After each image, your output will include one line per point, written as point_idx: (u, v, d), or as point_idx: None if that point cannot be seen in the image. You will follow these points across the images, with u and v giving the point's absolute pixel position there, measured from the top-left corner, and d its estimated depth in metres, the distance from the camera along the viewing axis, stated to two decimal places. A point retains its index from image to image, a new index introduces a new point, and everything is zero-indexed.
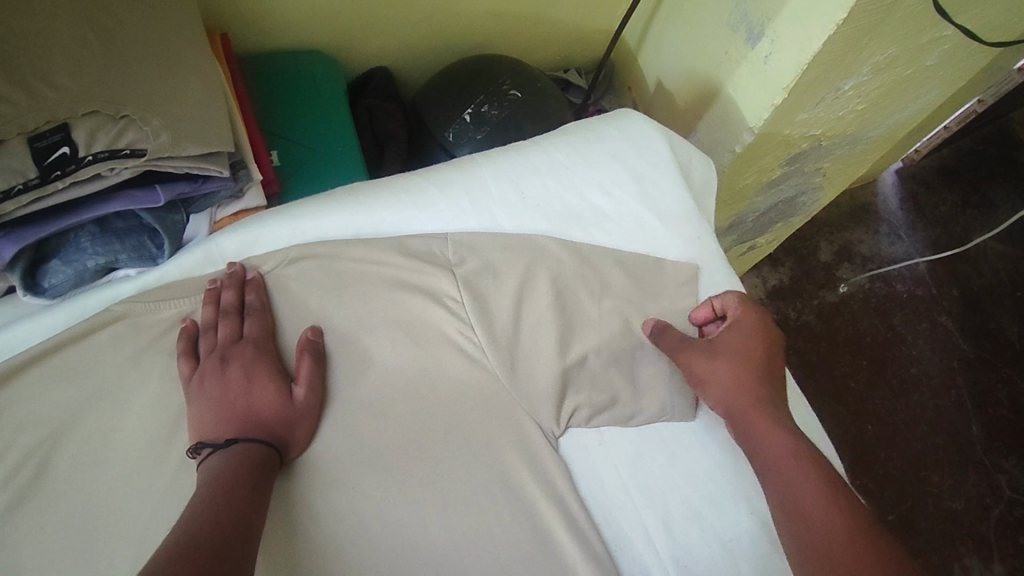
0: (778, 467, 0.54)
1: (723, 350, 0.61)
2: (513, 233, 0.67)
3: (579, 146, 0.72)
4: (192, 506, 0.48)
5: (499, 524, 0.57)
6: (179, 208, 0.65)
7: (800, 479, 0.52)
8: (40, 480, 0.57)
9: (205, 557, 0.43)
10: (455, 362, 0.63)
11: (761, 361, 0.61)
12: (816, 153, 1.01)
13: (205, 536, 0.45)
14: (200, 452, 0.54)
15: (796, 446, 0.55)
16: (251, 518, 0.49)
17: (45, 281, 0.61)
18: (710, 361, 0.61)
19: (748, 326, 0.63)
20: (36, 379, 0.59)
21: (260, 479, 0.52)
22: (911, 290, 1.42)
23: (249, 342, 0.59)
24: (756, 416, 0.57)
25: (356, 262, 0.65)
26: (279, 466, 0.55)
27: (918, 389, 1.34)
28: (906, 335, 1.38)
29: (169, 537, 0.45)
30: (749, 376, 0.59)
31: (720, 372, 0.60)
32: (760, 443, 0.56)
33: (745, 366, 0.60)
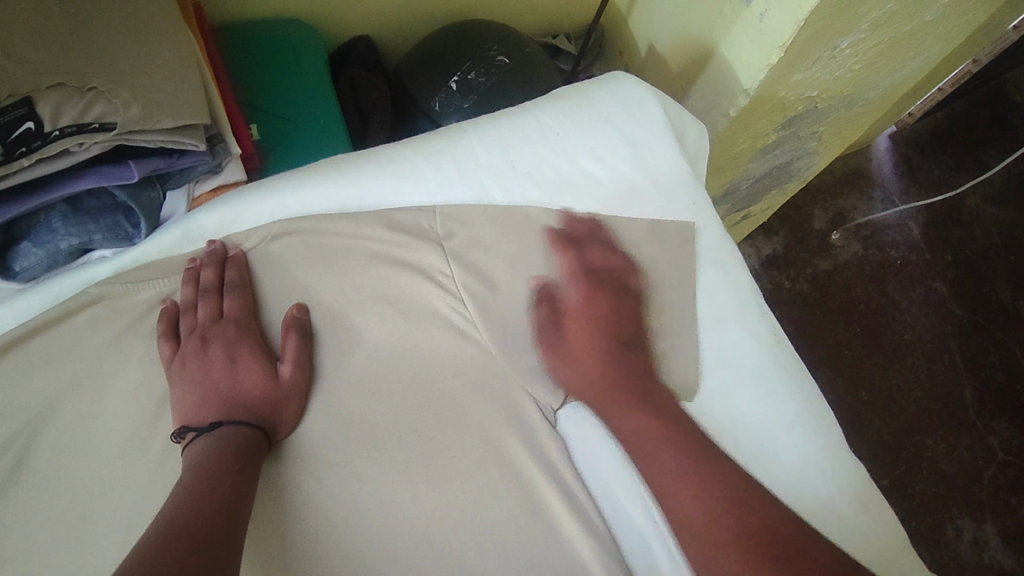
0: (642, 447, 0.55)
1: (576, 322, 0.61)
2: (504, 205, 0.65)
3: (569, 111, 0.69)
4: (177, 493, 0.47)
5: (494, 498, 0.56)
6: (154, 184, 0.62)
7: (672, 463, 0.53)
8: (21, 468, 0.55)
9: (187, 546, 0.43)
10: (446, 337, 0.61)
11: (607, 333, 0.60)
12: (812, 115, 0.99)
13: (188, 526, 0.44)
14: (184, 436, 0.53)
15: (657, 428, 0.55)
16: (234, 504, 0.47)
17: (17, 264, 0.58)
18: (549, 354, 0.61)
19: (587, 300, 0.62)
20: (10, 366, 0.57)
21: (246, 461, 0.51)
22: (904, 256, 1.41)
23: (230, 322, 0.58)
24: (612, 399, 0.58)
25: (341, 238, 0.63)
26: (267, 447, 0.54)
27: (911, 354, 1.34)
28: (900, 301, 1.38)
29: (151, 528, 0.44)
30: (608, 347, 0.60)
31: (565, 370, 0.60)
32: (621, 425, 0.57)
33: (601, 332, 0.60)
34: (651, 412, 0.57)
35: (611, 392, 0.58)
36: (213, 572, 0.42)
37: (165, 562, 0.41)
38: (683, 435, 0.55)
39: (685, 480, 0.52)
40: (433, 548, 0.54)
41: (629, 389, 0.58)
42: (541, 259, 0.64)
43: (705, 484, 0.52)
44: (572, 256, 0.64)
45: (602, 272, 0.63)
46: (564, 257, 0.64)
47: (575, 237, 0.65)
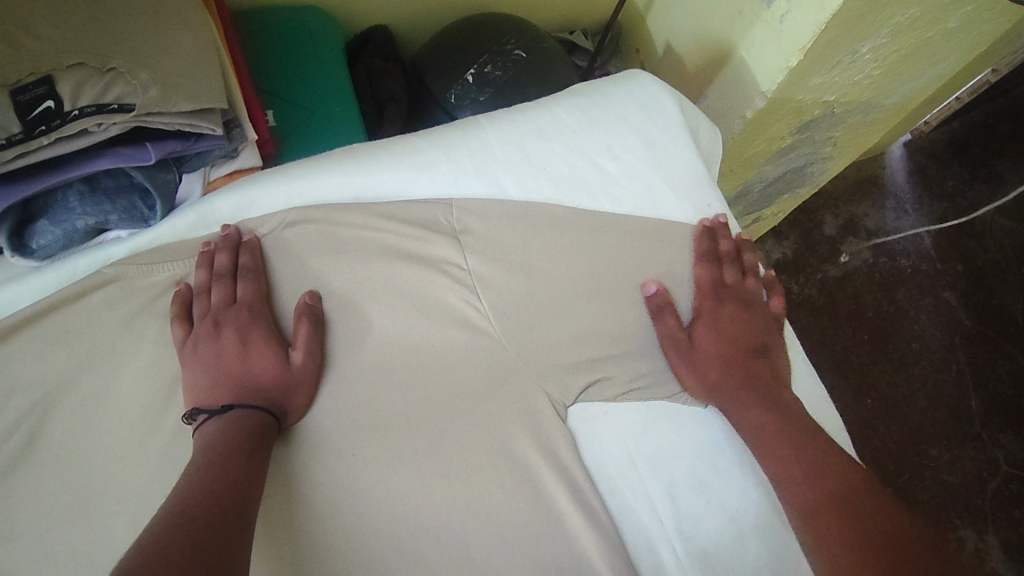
0: (767, 443, 0.56)
1: (705, 324, 0.63)
2: (519, 201, 0.65)
3: (587, 107, 0.69)
4: (188, 475, 0.48)
5: (502, 491, 0.56)
6: (171, 167, 0.62)
7: (791, 454, 0.55)
8: (34, 444, 0.55)
9: (200, 527, 0.43)
10: (457, 331, 0.61)
11: (739, 340, 0.62)
12: (828, 120, 0.99)
13: (200, 508, 0.44)
14: (195, 418, 0.53)
15: (783, 424, 0.57)
16: (245, 489, 0.48)
17: (34, 241, 0.58)
18: (681, 356, 0.61)
19: (721, 309, 0.64)
20: (25, 342, 0.58)
21: (256, 446, 0.51)
22: (915, 265, 1.40)
23: (244, 306, 0.58)
24: (747, 395, 0.59)
25: (354, 228, 0.63)
26: (276, 432, 0.55)
27: (919, 363, 1.33)
28: (909, 309, 1.37)
29: (162, 508, 0.44)
30: (736, 351, 0.62)
31: (698, 372, 0.61)
32: (751, 421, 0.58)
33: (731, 336, 0.62)
34: (782, 410, 0.58)
35: (745, 391, 0.59)
36: (223, 555, 0.42)
37: (180, 542, 0.41)
38: (806, 429, 0.57)
39: (802, 465, 0.54)
40: (440, 538, 0.54)
41: (756, 388, 0.59)
42: (683, 258, 0.66)
43: (833, 482, 0.53)
44: (711, 259, 0.65)
45: (736, 280, 0.66)
46: (705, 259, 0.65)
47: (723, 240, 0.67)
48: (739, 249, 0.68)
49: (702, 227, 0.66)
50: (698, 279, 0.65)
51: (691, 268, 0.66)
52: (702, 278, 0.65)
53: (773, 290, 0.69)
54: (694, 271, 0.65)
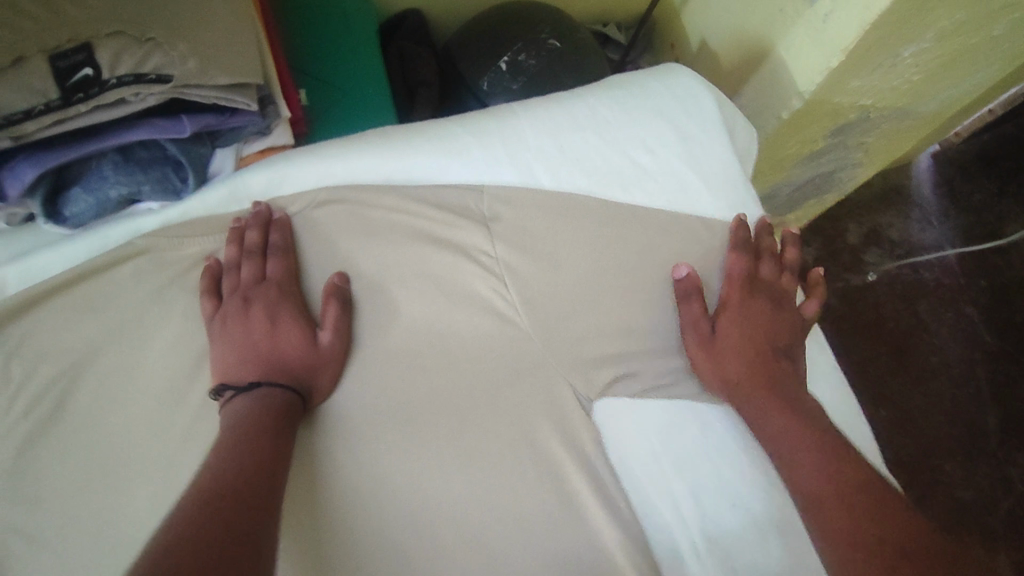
0: (783, 437, 0.55)
1: (732, 314, 0.61)
2: (552, 190, 0.64)
3: (624, 100, 0.68)
4: (216, 453, 0.48)
5: (524, 482, 0.56)
6: (205, 141, 0.61)
7: (820, 469, 0.52)
8: (60, 411, 0.55)
9: (235, 505, 0.43)
10: (484, 319, 0.61)
11: (765, 334, 0.60)
12: (863, 124, 0.97)
13: (231, 484, 0.45)
14: (222, 395, 0.53)
15: (802, 420, 0.55)
16: (273, 470, 0.48)
17: (67, 209, 0.58)
18: (702, 344, 0.60)
19: (750, 300, 0.62)
20: (55, 309, 0.58)
21: (285, 425, 0.52)
22: (938, 278, 1.38)
23: (273, 284, 0.58)
24: (767, 391, 0.57)
25: (384, 210, 0.63)
26: (301, 413, 0.55)
27: (937, 377, 1.31)
28: (929, 323, 1.35)
29: (194, 486, 0.45)
30: (762, 345, 0.59)
31: (718, 362, 0.59)
32: (767, 415, 0.56)
33: (757, 329, 0.60)
34: (802, 407, 0.56)
35: (766, 385, 0.57)
36: (257, 532, 0.42)
37: (215, 519, 0.41)
38: (836, 443, 0.54)
39: (817, 459, 0.53)
40: (460, 526, 0.54)
41: (781, 390, 0.57)
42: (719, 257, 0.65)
43: (848, 480, 0.51)
44: (744, 249, 0.64)
45: (769, 274, 0.64)
46: (738, 249, 0.64)
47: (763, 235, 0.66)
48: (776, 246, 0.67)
49: (738, 219, 0.65)
50: (730, 266, 0.63)
51: (722, 258, 0.64)
52: (735, 267, 0.63)
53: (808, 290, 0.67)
54: (726, 260, 0.64)
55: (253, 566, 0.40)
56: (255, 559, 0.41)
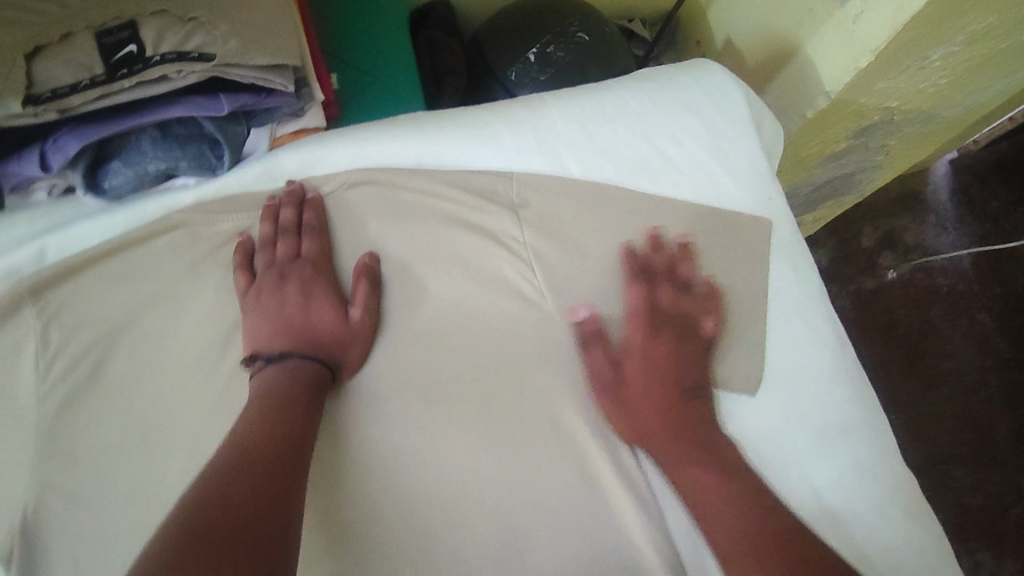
0: (694, 489, 0.53)
1: (636, 359, 0.59)
2: (581, 179, 0.65)
3: (654, 93, 0.69)
4: (247, 420, 0.49)
5: (546, 463, 0.57)
6: (240, 120, 0.62)
7: (733, 520, 0.50)
8: (95, 378, 0.57)
9: (264, 471, 0.45)
10: (510, 302, 0.62)
11: (670, 377, 0.58)
12: (886, 127, 0.97)
13: (260, 448, 0.46)
14: (254, 362, 0.55)
15: (712, 465, 0.53)
16: (304, 434, 0.49)
17: (106, 181, 0.59)
18: (605, 396, 0.58)
19: (649, 339, 0.59)
20: (93, 278, 0.59)
21: (310, 395, 0.52)
22: (952, 284, 1.38)
23: (308, 262, 0.59)
24: (673, 441, 0.55)
25: (416, 193, 0.64)
26: (329, 382, 0.56)
27: (948, 384, 1.31)
28: (942, 329, 1.35)
29: (224, 451, 0.46)
30: (665, 390, 0.57)
31: (623, 415, 0.57)
32: (676, 468, 0.54)
33: (660, 371, 0.58)
34: (709, 455, 0.54)
35: (670, 435, 0.56)
36: (286, 497, 0.44)
37: (245, 484, 0.43)
38: (742, 484, 0.52)
39: (729, 508, 0.51)
40: (483, 503, 0.55)
41: (691, 434, 0.56)
42: (742, 251, 0.65)
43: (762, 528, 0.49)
44: (642, 282, 0.61)
45: (673, 303, 0.61)
46: (636, 281, 0.61)
47: (654, 255, 0.63)
48: (676, 259, 0.63)
49: (629, 251, 0.63)
50: (627, 304, 0.61)
51: (622, 293, 0.62)
52: (632, 304, 0.61)
53: (714, 308, 0.62)
54: (625, 296, 0.62)
55: (282, 529, 0.42)
56: (286, 522, 0.43)
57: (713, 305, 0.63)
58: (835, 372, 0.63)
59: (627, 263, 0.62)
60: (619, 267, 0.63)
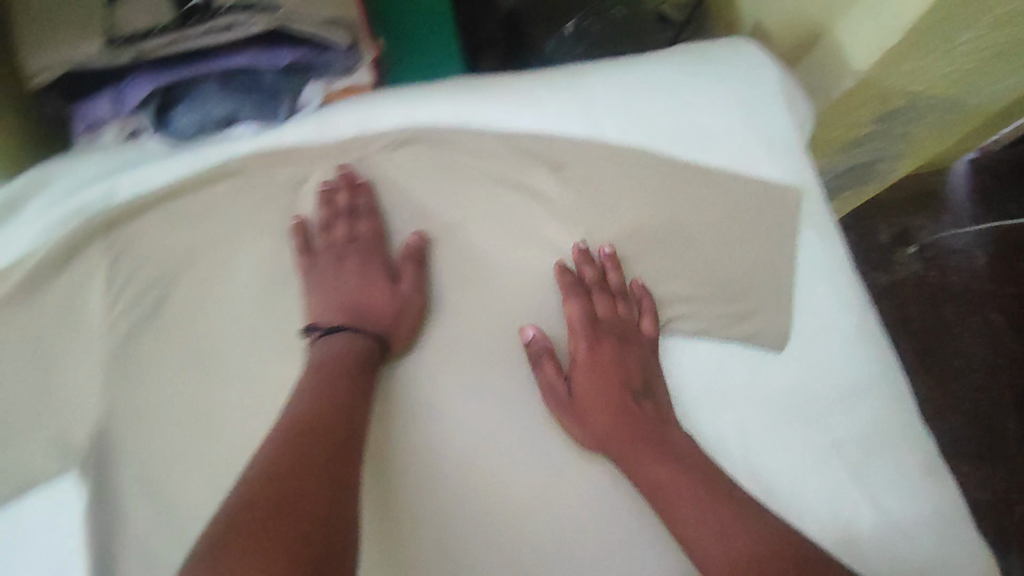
0: (669, 497, 0.55)
1: (582, 372, 0.62)
2: (619, 142, 0.68)
3: (691, 66, 0.73)
4: (298, 401, 0.54)
5: (579, 404, 0.61)
6: (298, 74, 0.68)
7: (694, 515, 0.53)
8: (159, 310, 0.62)
9: (318, 446, 0.49)
10: (549, 257, 0.66)
11: (614, 383, 0.61)
12: (910, 113, 0.99)
13: (314, 419, 0.51)
14: (312, 333, 0.60)
15: (688, 476, 0.55)
16: (352, 409, 0.53)
17: (173, 122, 0.65)
18: (563, 412, 0.60)
19: (591, 348, 0.63)
20: (159, 219, 0.63)
21: (360, 371, 0.57)
22: (965, 282, 1.39)
23: (364, 245, 0.64)
24: (629, 446, 0.58)
25: (462, 152, 0.67)
26: (377, 356, 0.60)
27: (957, 380, 1.33)
28: (953, 327, 1.37)
29: (276, 432, 0.51)
30: (614, 396, 0.61)
31: (583, 427, 0.60)
32: (643, 476, 0.57)
33: (604, 378, 0.62)
34: (673, 457, 0.57)
35: (626, 440, 0.59)
36: (332, 467, 0.48)
37: (293, 462, 0.47)
38: (720, 495, 0.54)
39: (711, 520, 0.53)
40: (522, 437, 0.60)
41: (645, 438, 0.58)
42: (772, 216, 0.68)
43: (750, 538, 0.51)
44: (579, 295, 0.63)
45: (609, 313, 0.64)
46: (572, 295, 0.63)
47: (585, 268, 0.64)
48: (606, 270, 0.65)
49: (561, 265, 0.64)
50: (569, 317, 0.63)
51: (563, 307, 0.64)
52: (574, 316, 0.63)
53: (646, 308, 0.65)
54: (565, 310, 0.64)
55: (328, 501, 0.46)
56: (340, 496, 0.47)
57: (644, 306, 0.65)
58: (858, 334, 0.65)
59: (563, 274, 0.64)
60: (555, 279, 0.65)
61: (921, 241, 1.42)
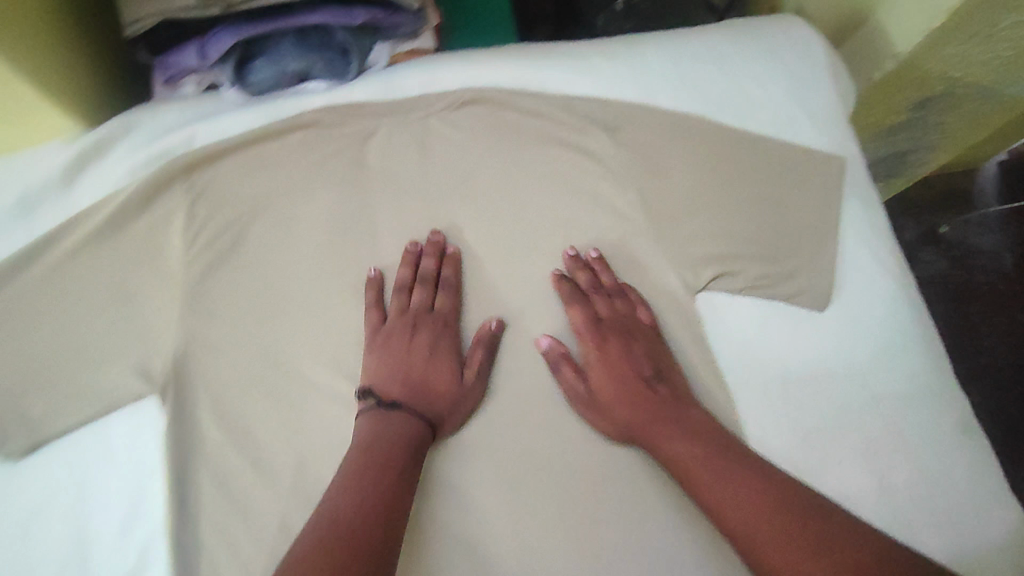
0: (707, 480, 0.54)
1: (595, 371, 0.62)
2: (671, 108, 0.71)
3: (742, 38, 0.76)
4: (350, 470, 0.53)
5: (628, 353, 0.63)
6: (368, 35, 0.71)
7: (736, 492, 0.53)
8: (234, 250, 0.66)
9: (345, 543, 0.47)
10: (601, 214, 0.69)
11: (626, 371, 0.62)
12: (946, 101, 0.97)
13: (347, 518, 0.48)
14: (366, 398, 0.59)
15: (724, 458, 0.55)
16: (398, 503, 0.51)
17: (250, 77, 0.68)
18: (588, 406, 0.61)
19: (599, 344, 0.63)
20: (236, 165, 0.67)
21: (414, 454, 0.56)
22: (993, 282, 1.30)
23: (439, 318, 0.64)
24: (653, 427, 0.59)
25: (521, 113, 0.71)
26: (431, 439, 0.59)
27: (985, 382, 1.23)
28: (981, 327, 1.27)
29: (322, 508, 0.50)
30: (629, 385, 0.61)
31: (608, 420, 0.61)
32: (676, 461, 0.57)
33: (618, 373, 0.62)
34: (698, 436, 0.57)
35: (650, 422, 0.59)
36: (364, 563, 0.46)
37: (324, 549, 0.46)
38: (761, 476, 0.53)
39: (755, 499, 0.52)
40: None
41: (668, 418, 0.59)
42: (817, 182, 0.70)
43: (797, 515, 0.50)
44: (577, 301, 0.65)
45: (611, 310, 0.65)
46: (573, 301, 0.65)
47: (578, 275, 0.66)
48: (595, 273, 0.66)
49: (556, 275, 0.66)
50: (574, 323, 0.64)
51: (566, 315, 0.66)
52: (576, 322, 0.64)
53: (637, 299, 0.66)
54: (569, 316, 0.65)
55: None
56: None
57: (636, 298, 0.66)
58: (897, 297, 0.68)
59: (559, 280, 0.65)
60: (553, 286, 0.66)
61: (946, 237, 1.32)
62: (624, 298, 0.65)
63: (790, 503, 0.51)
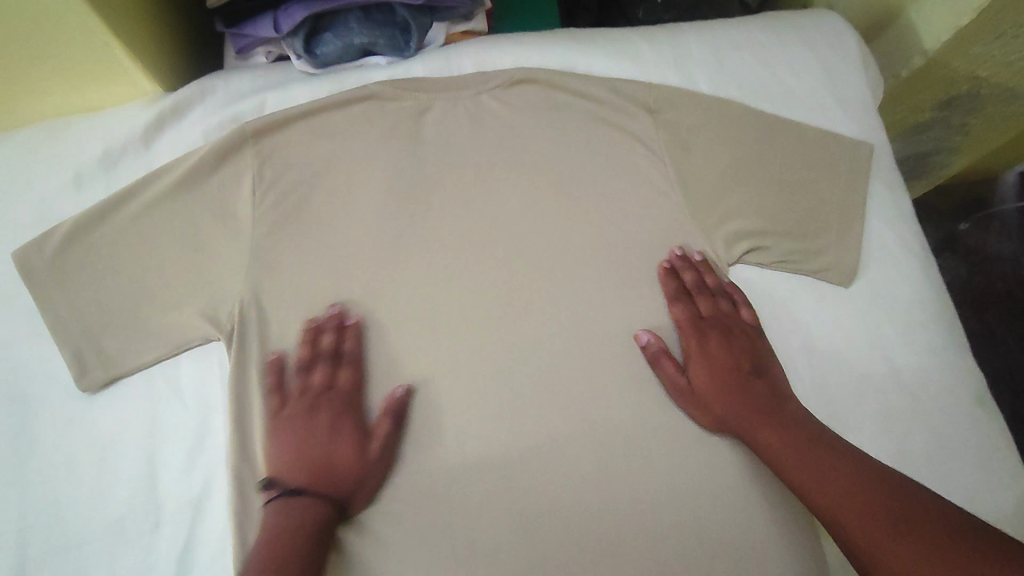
0: (802, 467, 0.58)
1: (697, 363, 0.66)
2: (710, 93, 0.75)
3: (778, 30, 0.80)
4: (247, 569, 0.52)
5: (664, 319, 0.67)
6: (427, 13, 0.76)
7: (825, 476, 0.56)
8: (298, 211, 0.70)
9: None
10: (641, 190, 0.72)
11: (729, 364, 0.65)
12: (969, 101, 0.99)
13: None
14: (271, 486, 0.59)
15: (816, 446, 0.59)
16: None
17: (319, 49, 0.73)
18: (688, 396, 0.65)
19: (703, 339, 0.67)
20: (301, 131, 0.72)
21: (315, 538, 0.56)
22: (1013, 289, 1.28)
23: (341, 394, 0.64)
24: (752, 418, 0.62)
25: (568, 93, 0.75)
26: (337, 521, 0.59)
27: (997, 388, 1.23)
28: (996, 334, 1.26)
29: None
30: (729, 376, 0.65)
31: (707, 409, 0.65)
32: (772, 450, 0.60)
33: (720, 365, 0.65)
34: (794, 428, 0.61)
35: (748, 414, 0.63)
36: None
37: None
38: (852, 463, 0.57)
39: (844, 482, 0.55)
40: (609, 342, 0.68)
41: (769, 411, 0.62)
42: (847, 167, 0.74)
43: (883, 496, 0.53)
44: (681, 299, 0.68)
45: (716, 308, 0.68)
46: (676, 299, 0.68)
47: (684, 272, 0.69)
48: (700, 273, 0.69)
49: (664, 269, 0.69)
50: (676, 318, 0.68)
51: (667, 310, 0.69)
52: (678, 317, 0.68)
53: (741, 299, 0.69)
54: (671, 312, 0.69)
55: None
56: None
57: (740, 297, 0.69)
58: (918, 277, 0.72)
59: (664, 277, 0.69)
60: (659, 283, 0.70)
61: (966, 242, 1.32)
62: (727, 296, 0.69)
63: (881, 483, 0.54)
